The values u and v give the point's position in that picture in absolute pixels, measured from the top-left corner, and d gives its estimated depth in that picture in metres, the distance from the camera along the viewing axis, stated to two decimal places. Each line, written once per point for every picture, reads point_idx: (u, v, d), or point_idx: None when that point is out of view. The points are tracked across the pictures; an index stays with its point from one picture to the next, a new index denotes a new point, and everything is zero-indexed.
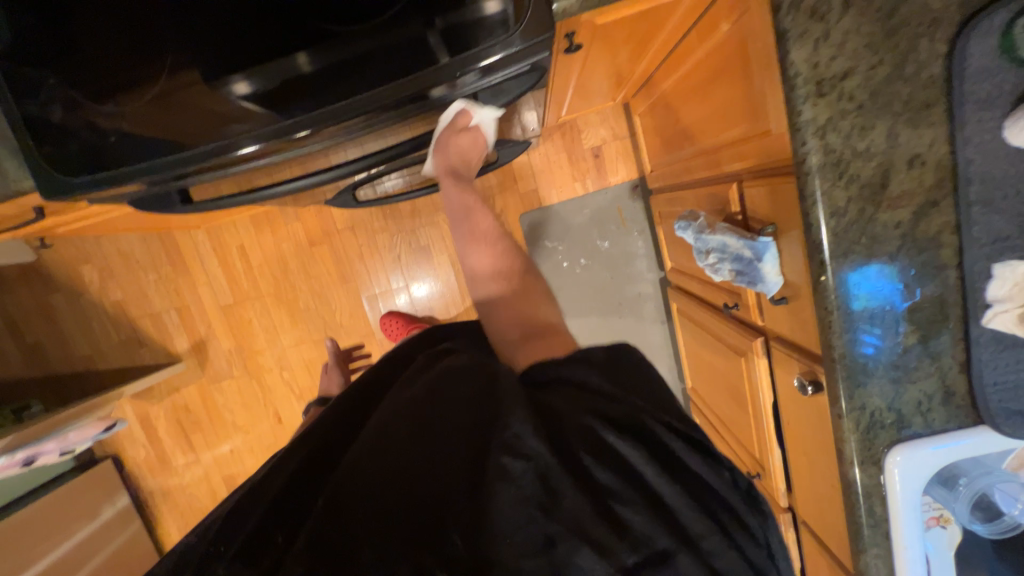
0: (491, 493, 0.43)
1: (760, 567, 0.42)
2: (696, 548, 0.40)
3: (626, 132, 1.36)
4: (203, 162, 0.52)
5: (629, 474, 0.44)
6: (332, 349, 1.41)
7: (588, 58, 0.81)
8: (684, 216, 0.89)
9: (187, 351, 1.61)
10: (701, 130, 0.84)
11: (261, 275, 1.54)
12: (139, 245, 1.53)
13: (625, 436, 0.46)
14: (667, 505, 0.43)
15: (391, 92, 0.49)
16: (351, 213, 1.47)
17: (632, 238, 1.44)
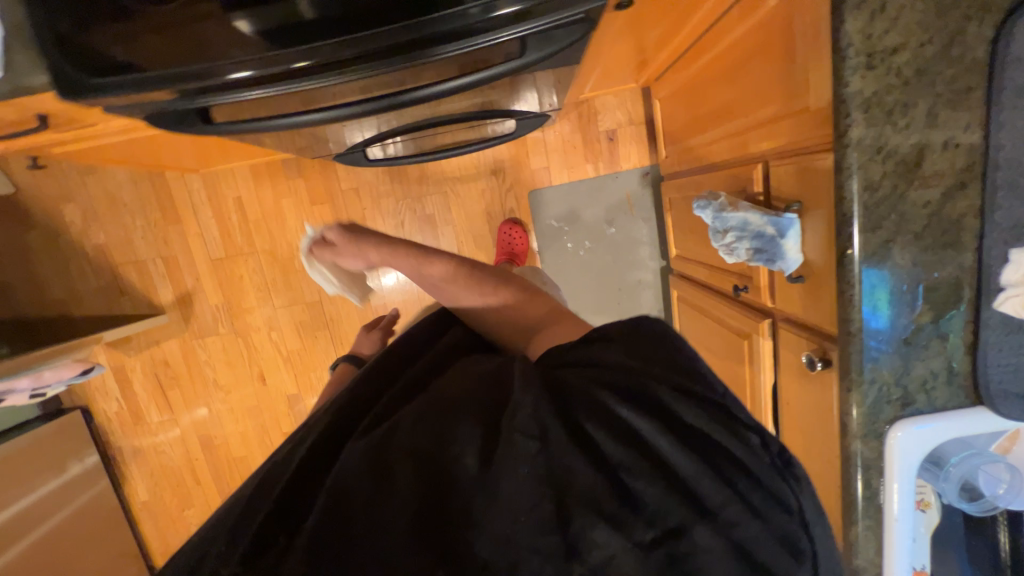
0: (498, 478, 0.44)
1: (789, 533, 0.42)
2: (714, 519, 0.41)
3: (642, 118, 1.37)
4: (190, 80, 0.48)
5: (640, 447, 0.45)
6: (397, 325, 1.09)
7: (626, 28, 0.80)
8: (704, 195, 0.88)
9: (171, 302, 1.55)
10: (728, 112, 0.85)
11: (257, 229, 1.49)
12: (127, 187, 1.46)
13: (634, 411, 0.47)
14: (681, 476, 0.44)
15: (404, 32, 0.47)
16: (358, 174, 1.44)
17: (638, 225, 1.45)
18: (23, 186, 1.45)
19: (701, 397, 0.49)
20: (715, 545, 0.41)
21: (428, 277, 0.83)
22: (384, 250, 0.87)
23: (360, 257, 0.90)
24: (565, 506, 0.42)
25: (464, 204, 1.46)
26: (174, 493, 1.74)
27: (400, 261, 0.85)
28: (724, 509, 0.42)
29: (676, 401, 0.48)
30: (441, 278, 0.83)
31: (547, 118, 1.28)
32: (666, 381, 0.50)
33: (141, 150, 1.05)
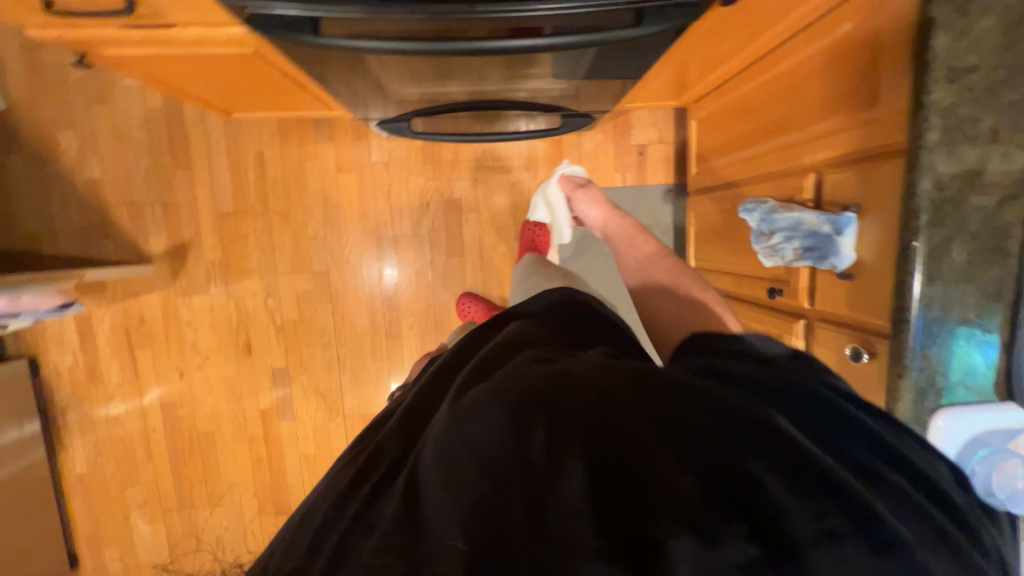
0: (573, 471, 0.39)
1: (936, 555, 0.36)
2: (829, 532, 0.35)
3: (672, 138, 1.45)
4: None
5: (735, 435, 0.40)
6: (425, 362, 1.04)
7: (701, 37, 0.87)
8: (750, 201, 0.94)
9: (162, 253, 1.44)
10: (779, 129, 0.92)
11: (273, 188, 1.42)
12: (137, 123, 1.37)
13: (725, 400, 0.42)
14: (798, 481, 0.38)
15: None
16: (391, 148, 1.43)
17: (655, 238, 1.49)
18: (18, 105, 1.34)
19: (801, 392, 0.45)
20: (846, 556, 0.35)
21: (636, 243, 0.91)
22: (610, 214, 1.02)
23: (590, 211, 1.07)
24: (649, 510, 0.37)
25: (493, 194, 1.47)
26: (119, 467, 1.56)
27: (620, 227, 0.98)
28: (849, 510, 0.36)
29: (769, 396, 0.44)
30: (647, 249, 0.88)
31: (589, 122, 1.34)
32: (758, 380, 0.46)
33: (185, 72, 1.00)
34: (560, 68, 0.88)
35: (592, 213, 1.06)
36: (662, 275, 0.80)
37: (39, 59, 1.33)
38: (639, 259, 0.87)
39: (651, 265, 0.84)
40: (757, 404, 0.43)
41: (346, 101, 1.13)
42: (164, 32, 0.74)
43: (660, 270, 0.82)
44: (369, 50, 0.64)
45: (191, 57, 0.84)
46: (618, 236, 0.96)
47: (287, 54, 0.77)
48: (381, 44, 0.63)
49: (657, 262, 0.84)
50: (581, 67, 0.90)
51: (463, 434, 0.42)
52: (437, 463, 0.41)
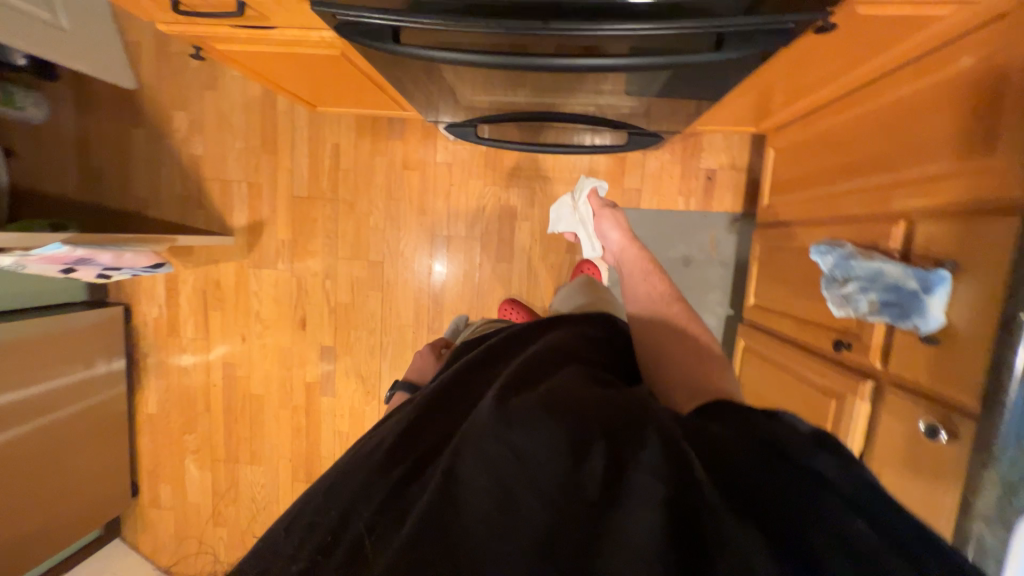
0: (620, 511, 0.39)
1: None
2: None
3: (745, 165, 1.37)
4: None
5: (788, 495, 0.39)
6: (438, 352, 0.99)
7: (786, 65, 0.81)
8: (827, 241, 0.86)
9: (242, 227, 1.58)
10: (868, 168, 0.84)
11: (344, 178, 1.52)
12: (237, 109, 1.52)
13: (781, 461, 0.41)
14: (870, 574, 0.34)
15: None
16: (455, 151, 1.47)
17: (713, 268, 1.41)
18: (147, 86, 1.54)
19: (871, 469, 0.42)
20: None
21: (655, 282, 0.91)
22: (631, 246, 1.01)
23: (610, 237, 1.05)
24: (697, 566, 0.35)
25: (548, 204, 1.47)
26: (181, 414, 1.73)
27: (638, 261, 0.97)
28: None
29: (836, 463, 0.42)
30: (665, 291, 0.89)
31: (656, 142, 1.30)
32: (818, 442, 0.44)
33: (280, 67, 1.09)
34: (629, 86, 0.87)
35: (612, 240, 1.05)
36: (677, 322, 0.81)
37: (168, 47, 1.52)
38: (657, 300, 0.87)
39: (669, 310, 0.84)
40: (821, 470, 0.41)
41: (418, 104, 1.18)
42: (265, 31, 0.81)
43: (675, 316, 0.83)
44: (443, 61, 0.66)
45: (286, 55, 0.91)
46: (633, 270, 0.96)
47: (368, 57, 0.82)
48: (455, 56, 0.65)
49: (673, 307, 0.85)
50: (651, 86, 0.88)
51: (512, 444, 0.43)
52: (478, 464, 0.43)
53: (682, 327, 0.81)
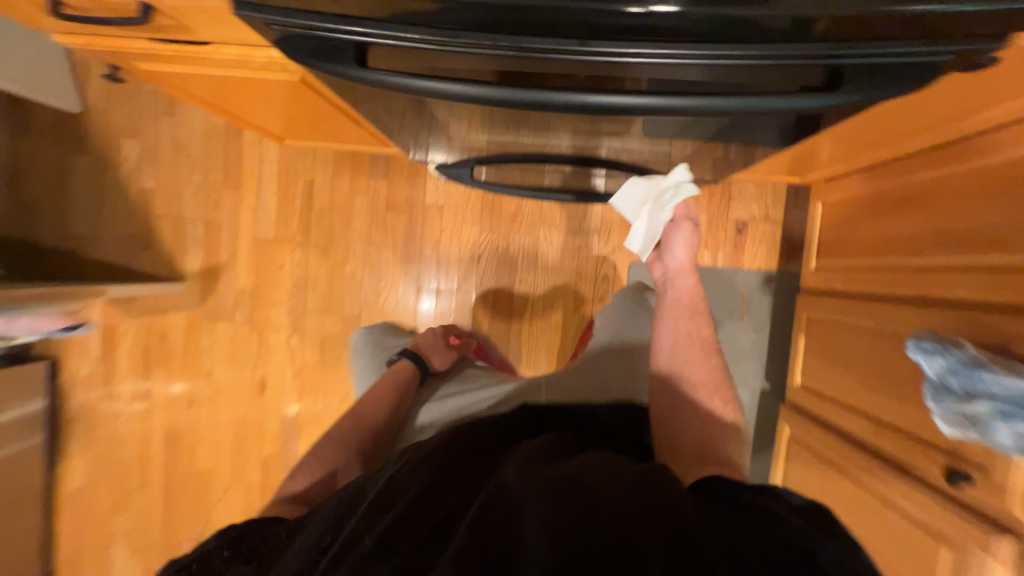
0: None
1: None
2: None
3: (781, 218, 1.18)
4: None
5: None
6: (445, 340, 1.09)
7: (879, 111, 0.63)
8: (929, 336, 0.66)
9: (195, 272, 1.35)
10: (988, 243, 0.65)
11: (317, 220, 1.31)
12: (197, 137, 1.32)
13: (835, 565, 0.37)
14: None
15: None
16: (447, 192, 1.27)
17: (745, 335, 1.21)
18: (93, 110, 1.34)
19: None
20: None
21: (694, 343, 0.83)
22: (682, 284, 0.89)
23: (665, 264, 0.91)
24: None
25: (553, 255, 1.27)
26: (111, 490, 1.45)
27: (686, 306, 0.87)
28: None
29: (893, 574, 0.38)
30: (703, 355, 0.81)
31: None
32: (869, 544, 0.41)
33: (236, 92, 0.90)
34: (671, 131, 0.67)
35: (666, 270, 0.91)
36: (704, 400, 0.76)
37: None
38: (689, 367, 0.80)
39: (700, 384, 0.78)
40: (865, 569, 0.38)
41: (402, 139, 0.99)
42: (198, 49, 0.62)
43: (702, 392, 0.77)
44: (428, 94, 0.45)
45: (229, 78, 0.72)
46: (674, 317, 0.86)
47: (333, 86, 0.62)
48: (445, 85, 0.44)
49: (705, 379, 0.79)
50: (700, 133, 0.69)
51: (540, 497, 0.43)
52: (505, 517, 0.42)
53: (713, 397, 0.77)
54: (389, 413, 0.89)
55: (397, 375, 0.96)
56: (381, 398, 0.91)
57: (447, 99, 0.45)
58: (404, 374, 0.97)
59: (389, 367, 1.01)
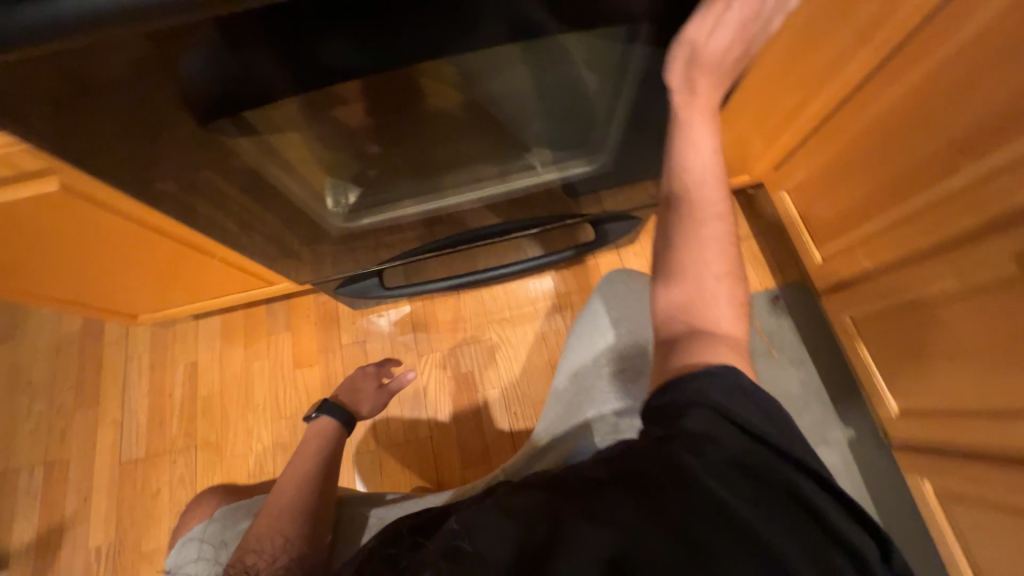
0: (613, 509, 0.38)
1: None
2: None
3: (748, 231, 1.02)
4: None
5: (798, 561, 0.35)
6: (375, 374, 0.85)
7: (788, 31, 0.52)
8: None
9: (26, 547, 0.92)
10: (1008, 123, 0.49)
11: (205, 410, 0.99)
12: (36, 355, 1.03)
13: (788, 510, 0.37)
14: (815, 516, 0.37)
15: None
16: (367, 323, 1.03)
17: (786, 373, 0.93)
18: None
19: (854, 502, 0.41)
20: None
21: (704, 222, 0.50)
22: (703, 131, 0.52)
23: (687, 72, 0.50)
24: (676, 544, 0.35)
25: (516, 355, 1.00)
26: None
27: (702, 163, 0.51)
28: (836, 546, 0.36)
29: (838, 499, 0.39)
30: (716, 244, 0.50)
31: (631, 229, 0.95)
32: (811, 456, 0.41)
33: (34, 263, 0.67)
34: (577, 109, 0.60)
35: (679, 102, 0.52)
36: (704, 316, 0.48)
37: None
38: (701, 260, 0.49)
39: (709, 289, 0.48)
40: (809, 492, 0.38)
41: (280, 263, 0.78)
42: None
43: (706, 300, 0.48)
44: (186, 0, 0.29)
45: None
46: (676, 185, 0.52)
47: (127, 162, 0.46)
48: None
49: (718, 280, 0.49)
50: (609, 154, 0.68)
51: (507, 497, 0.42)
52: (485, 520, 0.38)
53: (711, 265, 0.49)
54: (327, 502, 0.68)
55: (323, 438, 0.75)
56: (313, 469, 0.70)
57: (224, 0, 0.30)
58: (332, 433, 0.75)
59: (307, 423, 0.78)
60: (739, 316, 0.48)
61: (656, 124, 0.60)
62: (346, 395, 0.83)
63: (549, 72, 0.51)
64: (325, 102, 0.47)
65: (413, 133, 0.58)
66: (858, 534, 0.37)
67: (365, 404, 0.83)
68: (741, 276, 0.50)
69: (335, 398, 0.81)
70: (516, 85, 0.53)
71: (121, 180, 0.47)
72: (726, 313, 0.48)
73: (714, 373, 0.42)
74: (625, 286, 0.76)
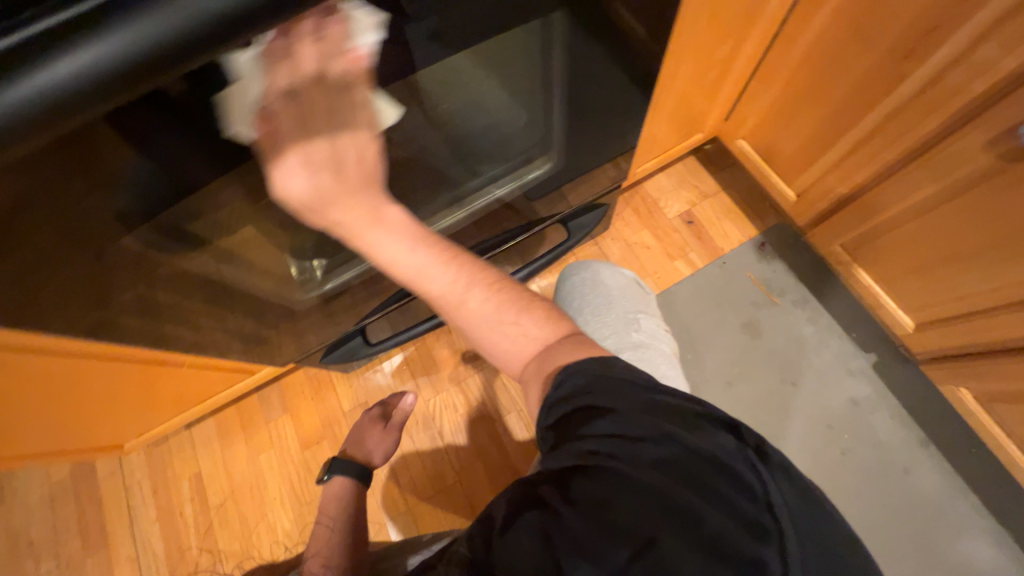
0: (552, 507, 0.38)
1: (792, 497, 0.38)
2: (715, 486, 0.37)
3: (715, 188, 1.01)
4: None
5: (675, 491, 0.37)
6: (375, 414, 0.74)
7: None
8: None
9: None
10: (943, 22, 0.48)
11: (220, 519, 0.93)
12: (31, 512, 0.95)
13: (664, 446, 0.39)
14: (680, 439, 0.39)
15: None
16: (365, 382, 0.99)
17: (792, 318, 0.91)
18: None
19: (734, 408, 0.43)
20: (716, 483, 0.37)
21: (464, 303, 0.44)
22: (384, 237, 0.42)
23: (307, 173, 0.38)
24: (601, 512, 0.37)
25: None
26: None
27: (411, 269, 0.43)
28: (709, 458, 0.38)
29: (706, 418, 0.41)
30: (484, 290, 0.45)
31: (602, 216, 0.93)
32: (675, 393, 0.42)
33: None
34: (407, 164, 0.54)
35: (337, 228, 0.43)
36: (517, 357, 0.46)
37: None
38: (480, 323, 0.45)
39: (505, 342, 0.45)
40: (674, 430, 0.39)
41: (256, 351, 0.74)
42: None
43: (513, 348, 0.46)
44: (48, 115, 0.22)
45: None
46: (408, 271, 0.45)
47: (67, 296, 0.40)
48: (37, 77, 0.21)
49: (519, 326, 0.46)
50: (561, 147, 0.64)
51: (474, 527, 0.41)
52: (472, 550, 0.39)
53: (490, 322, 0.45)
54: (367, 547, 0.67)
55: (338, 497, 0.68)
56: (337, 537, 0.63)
57: (106, 93, 0.23)
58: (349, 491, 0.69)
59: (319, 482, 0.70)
60: (542, 327, 0.46)
61: (601, 101, 0.59)
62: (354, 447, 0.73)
63: (505, 74, 0.49)
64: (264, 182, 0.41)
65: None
66: (718, 445, 0.39)
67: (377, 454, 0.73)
68: (520, 294, 0.47)
69: (344, 451, 0.73)
70: (463, 104, 0.50)
71: (69, 312, 0.42)
72: (548, 334, 0.46)
73: (567, 379, 0.41)
74: (595, 273, 0.74)
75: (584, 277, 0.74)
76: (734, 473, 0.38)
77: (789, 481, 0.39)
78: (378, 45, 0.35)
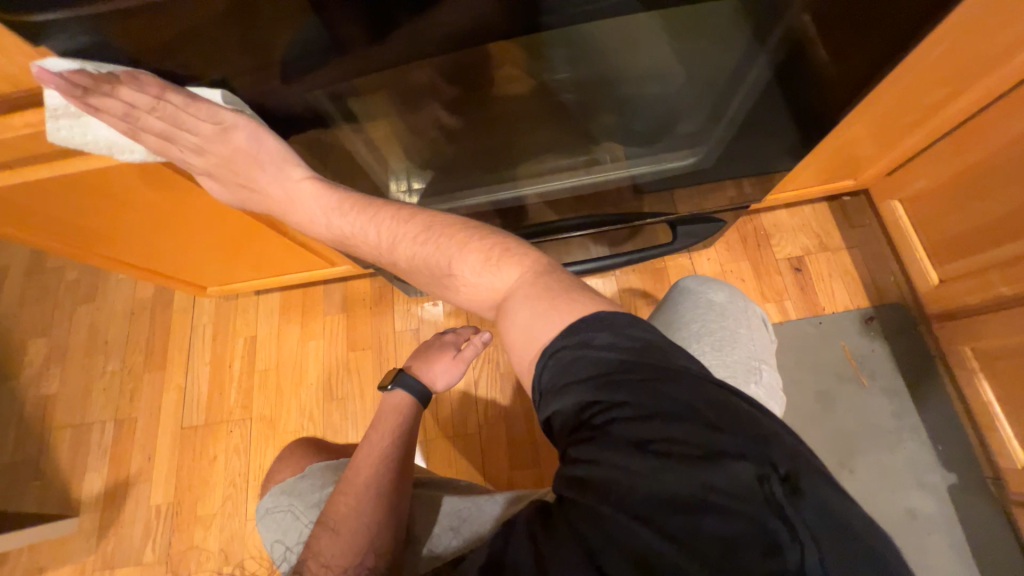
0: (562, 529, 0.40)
1: (830, 540, 0.33)
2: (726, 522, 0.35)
3: (840, 243, 0.92)
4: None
5: (676, 522, 0.36)
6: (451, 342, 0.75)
7: (963, 15, 0.45)
8: None
9: (95, 497, 0.96)
10: None
11: (260, 382, 1.00)
12: (113, 316, 1.07)
13: (664, 464, 0.38)
14: (682, 459, 0.37)
15: None
16: (421, 311, 1.02)
17: (875, 404, 0.83)
18: None
19: (762, 415, 0.39)
20: (726, 517, 0.35)
21: (450, 253, 0.50)
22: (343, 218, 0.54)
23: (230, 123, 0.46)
24: (605, 540, 0.38)
25: None
26: None
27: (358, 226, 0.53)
28: (722, 491, 0.36)
29: (722, 436, 0.37)
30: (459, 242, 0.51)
31: (710, 232, 0.88)
32: (685, 397, 0.39)
33: (119, 229, 0.70)
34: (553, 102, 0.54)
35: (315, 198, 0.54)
36: (486, 297, 0.51)
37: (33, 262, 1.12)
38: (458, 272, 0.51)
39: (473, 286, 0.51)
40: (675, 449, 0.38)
41: None
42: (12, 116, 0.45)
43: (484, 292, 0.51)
44: None
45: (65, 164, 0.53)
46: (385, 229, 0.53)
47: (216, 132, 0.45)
48: None
49: (468, 274, 0.50)
50: (720, 140, 0.61)
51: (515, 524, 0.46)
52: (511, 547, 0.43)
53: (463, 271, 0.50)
54: (404, 517, 0.60)
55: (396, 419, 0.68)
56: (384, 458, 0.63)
57: None
58: (408, 409, 0.69)
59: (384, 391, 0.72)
60: (502, 269, 0.50)
61: (781, 105, 0.55)
62: (420, 365, 0.74)
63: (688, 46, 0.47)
64: (477, 74, 0.46)
65: (525, 116, 0.55)
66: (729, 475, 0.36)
67: (441, 379, 0.74)
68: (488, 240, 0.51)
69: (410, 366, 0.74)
70: (647, 67, 0.50)
71: None
72: (503, 277, 0.49)
73: (545, 365, 0.43)
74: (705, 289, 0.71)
75: (688, 291, 0.72)
76: (750, 512, 0.35)
77: (831, 525, 0.34)
78: (181, 60, 0.40)
